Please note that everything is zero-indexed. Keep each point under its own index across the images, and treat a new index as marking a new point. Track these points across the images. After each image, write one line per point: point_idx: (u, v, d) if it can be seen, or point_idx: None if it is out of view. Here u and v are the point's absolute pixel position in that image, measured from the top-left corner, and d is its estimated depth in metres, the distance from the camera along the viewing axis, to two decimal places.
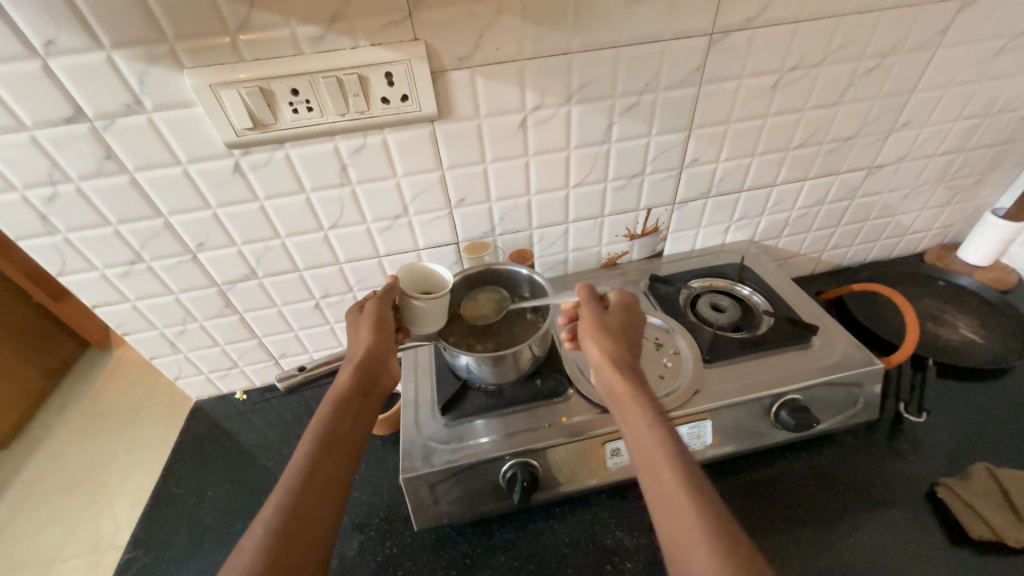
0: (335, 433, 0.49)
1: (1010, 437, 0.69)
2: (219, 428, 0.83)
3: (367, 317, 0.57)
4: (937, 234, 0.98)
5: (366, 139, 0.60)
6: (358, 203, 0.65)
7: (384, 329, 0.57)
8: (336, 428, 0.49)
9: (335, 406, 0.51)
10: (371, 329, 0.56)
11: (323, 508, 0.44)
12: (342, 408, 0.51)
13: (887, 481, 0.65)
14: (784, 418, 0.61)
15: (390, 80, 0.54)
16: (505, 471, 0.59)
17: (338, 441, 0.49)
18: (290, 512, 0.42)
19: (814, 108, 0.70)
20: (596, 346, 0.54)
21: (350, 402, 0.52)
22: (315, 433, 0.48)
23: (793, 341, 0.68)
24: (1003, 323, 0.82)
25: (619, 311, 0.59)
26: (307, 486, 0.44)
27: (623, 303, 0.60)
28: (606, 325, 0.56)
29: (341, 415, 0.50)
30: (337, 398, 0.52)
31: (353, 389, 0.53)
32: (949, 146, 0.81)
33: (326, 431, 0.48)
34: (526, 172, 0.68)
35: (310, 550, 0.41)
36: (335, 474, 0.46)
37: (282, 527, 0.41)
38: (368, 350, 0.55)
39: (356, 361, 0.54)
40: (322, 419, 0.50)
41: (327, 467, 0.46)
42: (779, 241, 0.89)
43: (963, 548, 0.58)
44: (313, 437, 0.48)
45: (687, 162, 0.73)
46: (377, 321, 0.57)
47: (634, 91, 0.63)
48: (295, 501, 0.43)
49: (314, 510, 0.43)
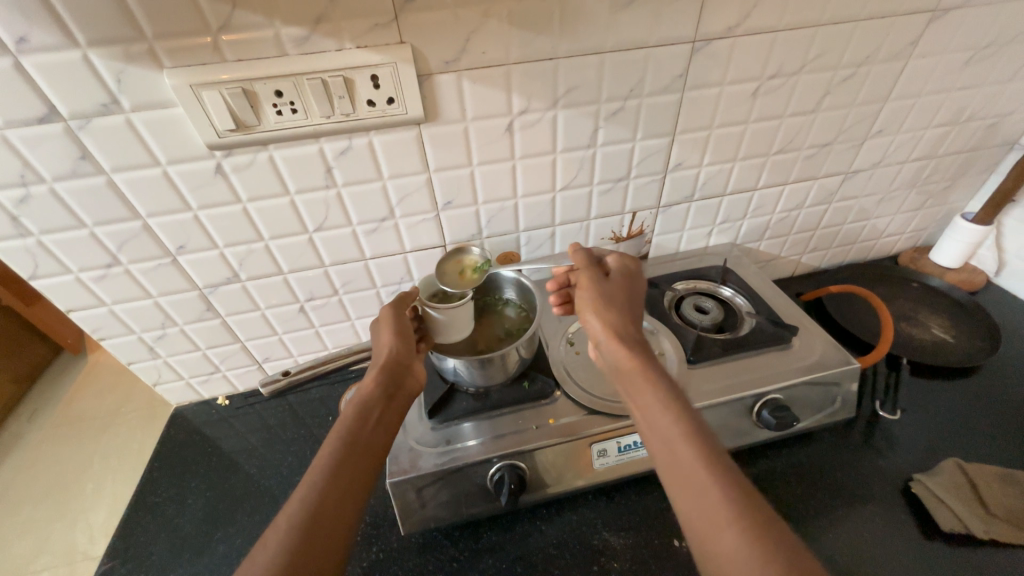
0: (360, 434, 0.49)
1: (979, 433, 0.71)
2: (199, 435, 0.82)
3: (387, 324, 0.59)
4: (911, 237, 1.01)
5: (352, 141, 0.59)
6: (343, 205, 0.65)
7: (406, 335, 0.59)
8: (359, 430, 0.49)
9: (359, 406, 0.51)
10: (392, 333, 0.58)
11: (346, 505, 0.43)
12: (366, 408, 0.51)
13: (864, 477, 0.67)
14: (766, 417, 0.63)
15: (375, 83, 0.54)
16: (493, 473, 0.59)
17: (361, 443, 0.48)
18: (314, 508, 0.41)
19: (793, 115, 0.72)
20: (603, 308, 0.55)
21: (374, 403, 0.52)
22: (338, 434, 0.48)
23: (774, 342, 0.69)
24: (971, 323, 0.86)
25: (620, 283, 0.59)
26: (331, 481, 0.44)
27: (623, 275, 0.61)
28: (609, 295, 0.57)
29: (365, 416, 0.51)
30: (361, 399, 0.52)
31: (377, 391, 0.53)
32: (921, 152, 0.84)
33: (349, 433, 0.48)
34: (513, 175, 0.68)
35: (330, 547, 0.40)
36: (357, 473, 0.46)
37: (304, 523, 0.40)
38: (392, 354, 0.57)
39: (380, 364, 0.56)
40: (346, 421, 0.50)
41: (350, 466, 0.46)
42: (760, 244, 0.91)
43: (935, 542, 0.60)
44: (337, 436, 0.48)
45: (671, 166, 0.74)
46: (399, 328, 0.59)
47: (619, 96, 0.64)
48: (316, 499, 0.42)
49: (338, 505, 0.43)
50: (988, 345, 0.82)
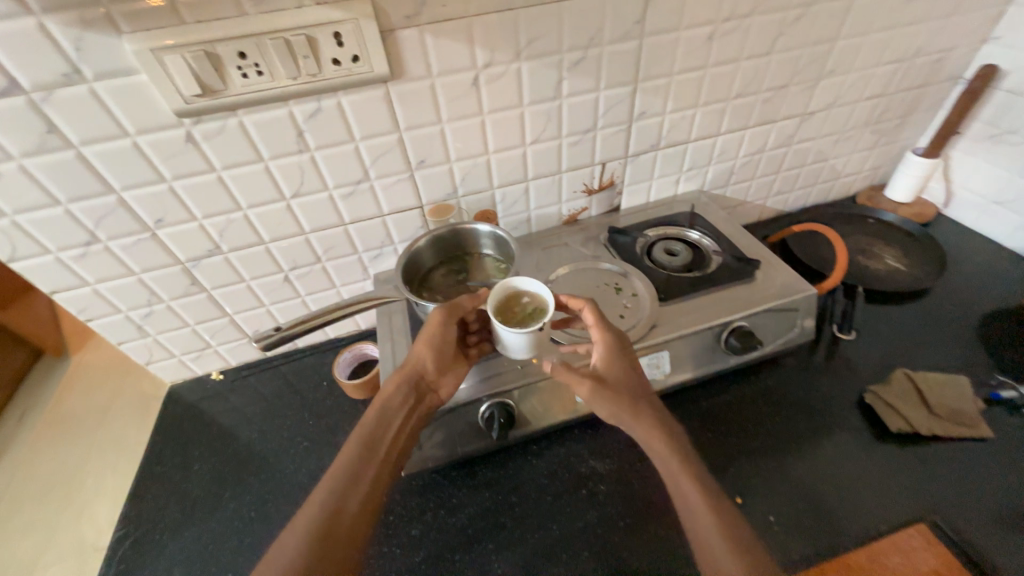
0: (377, 441, 0.56)
1: (925, 348, 0.78)
2: (197, 409, 0.84)
3: (425, 339, 0.61)
4: (868, 176, 1.06)
5: (320, 103, 0.60)
6: (318, 169, 0.66)
7: (440, 351, 0.61)
8: (377, 432, 0.57)
9: (378, 413, 0.58)
10: (428, 349, 0.60)
11: (360, 506, 0.52)
12: (385, 417, 0.58)
13: (823, 394, 0.74)
14: (732, 343, 0.68)
15: (338, 41, 0.55)
16: (483, 411, 0.63)
17: (379, 450, 0.56)
18: (333, 507, 0.50)
19: (749, 58, 0.75)
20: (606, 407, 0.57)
21: (393, 413, 0.58)
22: (358, 438, 0.56)
23: (738, 276, 0.73)
24: (920, 251, 0.92)
25: (614, 382, 0.57)
26: (349, 485, 0.52)
27: (609, 355, 0.59)
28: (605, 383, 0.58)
29: (383, 423, 0.57)
30: (381, 407, 0.58)
31: (399, 401, 0.59)
32: (873, 91, 0.88)
33: (367, 440, 0.56)
34: (483, 131, 0.70)
35: (345, 544, 0.49)
36: (370, 478, 0.54)
37: (325, 521, 0.49)
38: (416, 368, 0.60)
39: (405, 376, 0.60)
40: (365, 426, 0.57)
41: (365, 471, 0.54)
42: (726, 190, 0.95)
43: (886, 442, 0.67)
44: (356, 440, 0.56)
45: (636, 116, 0.76)
46: (435, 345, 0.61)
47: (580, 45, 0.65)
48: (335, 500, 0.51)
49: (354, 506, 0.51)
50: (936, 269, 0.88)
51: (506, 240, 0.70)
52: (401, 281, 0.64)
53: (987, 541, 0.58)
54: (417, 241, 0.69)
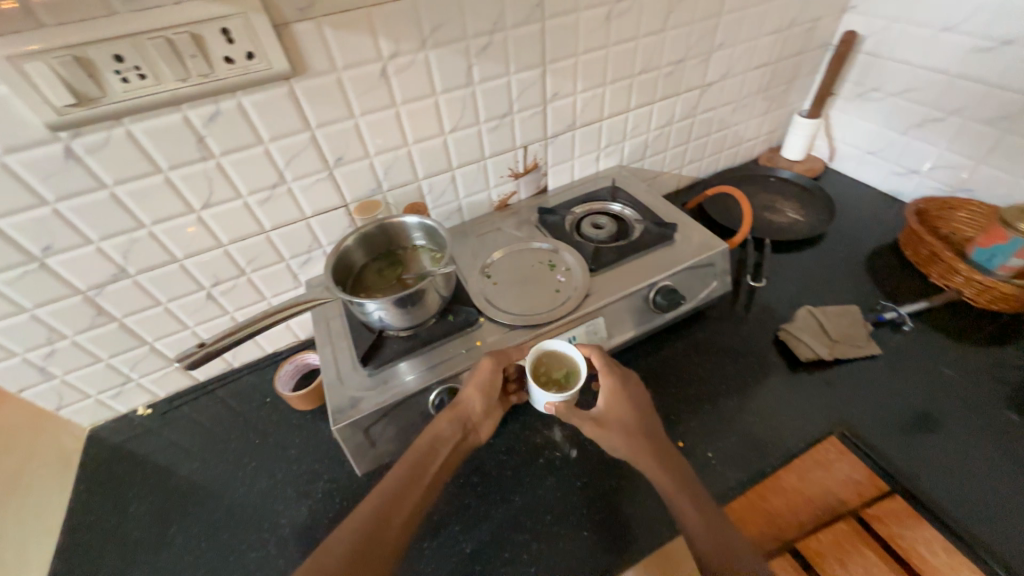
0: (421, 470, 0.57)
1: (825, 286, 0.88)
2: (126, 449, 0.77)
3: (478, 380, 0.61)
4: (766, 139, 1.17)
5: (218, 105, 0.57)
6: (227, 175, 0.63)
7: (491, 394, 0.62)
8: (424, 463, 0.57)
9: (429, 442, 0.58)
10: (481, 393, 0.61)
11: (400, 531, 0.52)
12: (432, 447, 0.58)
13: (745, 338, 0.81)
14: (659, 301, 0.74)
15: (228, 38, 0.52)
16: (433, 398, 0.64)
17: (424, 479, 0.56)
18: (374, 525, 0.52)
19: (646, 35, 0.80)
20: (615, 440, 0.59)
21: (440, 445, 0.59)
22: (407, 461, 0.57)
23: (659, 240, 0.79)
24: (814, 202, 1.03)
25: (617, 423, 0.60)
26: (391, 508, 0.53)
27: (612, 400, 0.62)
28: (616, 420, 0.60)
29: (430, 454, 0.58)
30: (432, 438, 0.59)
31: (448, 435, 0.59)
32: (758, 61, 0.97)
33: (413, 468, 0.56)
34: (400, 123, 0.70)
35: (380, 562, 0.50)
36: (410, 505, 0.54)
37: (365, 537, 0.50)
38: (468, 407, 0.61)
39: (455, 412, 0.61)
40: (415, 453, 0.57)
41: (407, 496, 0.54)
42: (644, 163, 1.01)
43: (798, 372, 0.76)
44: (404, 463, 0.57)
45: (549, 97, 0.79)
46: (487, 388, 0.61)
47: (485, 31, 0.66)
48: (374, 518, 0.52)
49: (394, 530, 0.52)
50: (827, 216, 0.99)
51: (436, 227, 0.69)
52: (331, 280, 0.61)
53: (937, 486, 0.63)
54: (344, 240, 0.66)
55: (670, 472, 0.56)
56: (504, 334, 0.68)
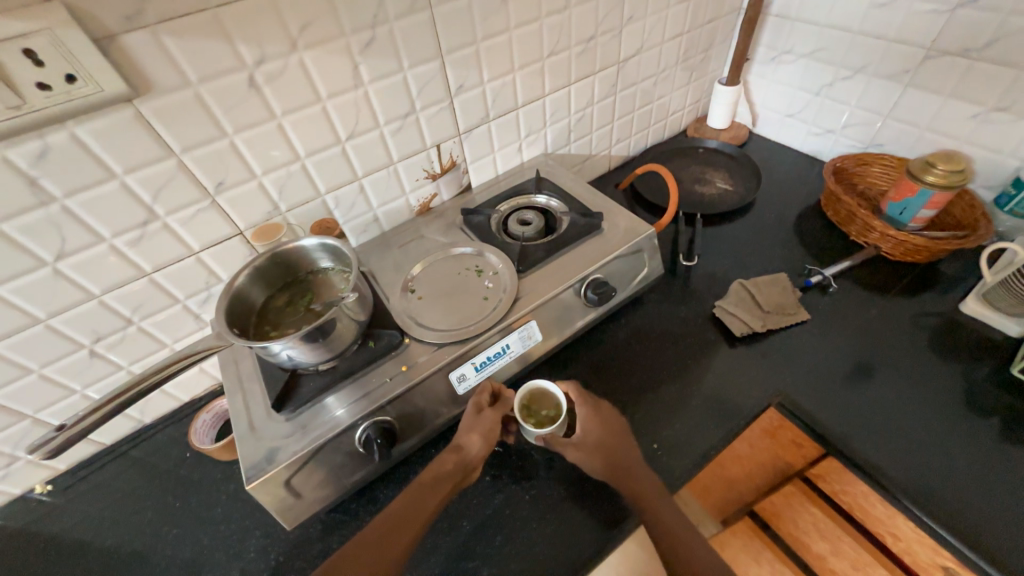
0: (417, 504, 0.55)
1: (756, 256, 0.89)
2: (24, 535, 0.68)
3: (480, 422, 0.61)
4: (692, 110, 1.16)
5: (46, 140, 0.48)
6: (80, 219, 0.54)
7: (492, 435, 0.61)
8: (421, 505, 0.55)
9: (431, 478, 0.58)
10: (482, 436, 0.60)
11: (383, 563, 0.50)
12: (432, 482, 0.57)
13: (683, 319, 0.81)
14: (591, 296, 0.71)
15: (36, 60, 0.43)
16: (360, 436, 0.59)
17: (418, 514, 0.55)
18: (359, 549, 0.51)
19: (549, 15, 0.75)
20: (589, 458, 0.60)
21: (440, 483, 0.57)
22: (409, 491, 0.57)
23: (586, 231, 0.76)
24: (741, 171, 1.04)
25: (595, 447, 0.60)
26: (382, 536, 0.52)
27: (587, 421, 0.62)
28: (589, 441, 0.61)
29: (429, 490, 0.57)
30: (433, 472, 0.58)
31: (450, 473, 0.58)
32: (672, 31, 0.94)
33: (410, 501, 0.56)
34: (285, 136, 0.62)
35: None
36: (399, 538, 0.53)
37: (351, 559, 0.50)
38: (472, 450, 0.60)
39: (457, 451, 0.60)
40: (417, 485, 0.57)
41: (399, 528, 0.53)
42: (570, 148, 0.98)
43: (736, 346, 0.77)
44: (406, 493, 0.57)
45: (454, 91, 0.73)
46: (487, 430, 0.61)
47: (365, 25, 0.60)
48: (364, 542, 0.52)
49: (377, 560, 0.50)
50: (754, 184, 1.00)
51: (336, 245, 0.63)
52: (221, 325, 0.54)
53: (886, 457, 0.63)
54: (234, 278, 0.59)
55: (640, 483, 0.58)
56: (431, 353, 0.63)
